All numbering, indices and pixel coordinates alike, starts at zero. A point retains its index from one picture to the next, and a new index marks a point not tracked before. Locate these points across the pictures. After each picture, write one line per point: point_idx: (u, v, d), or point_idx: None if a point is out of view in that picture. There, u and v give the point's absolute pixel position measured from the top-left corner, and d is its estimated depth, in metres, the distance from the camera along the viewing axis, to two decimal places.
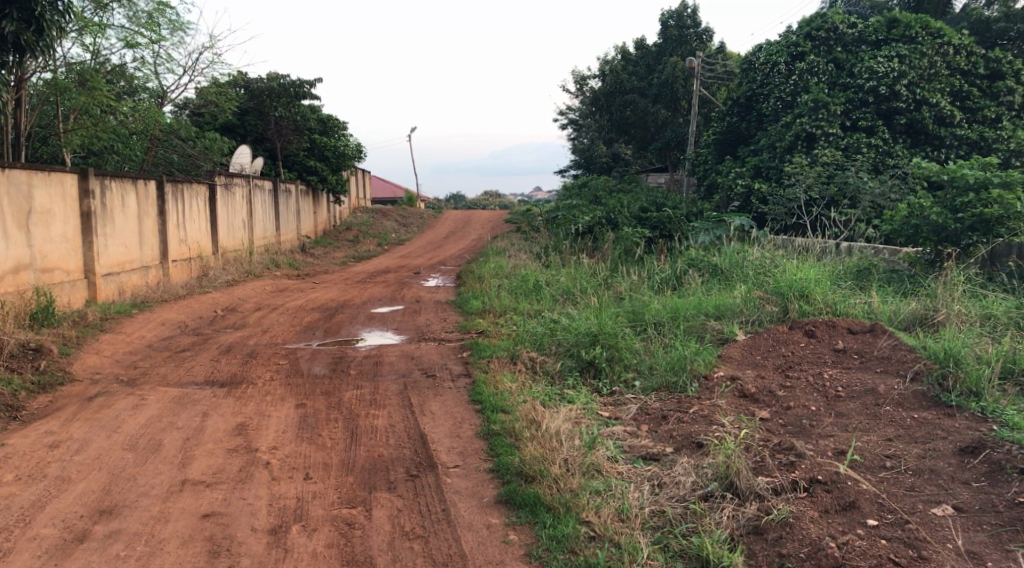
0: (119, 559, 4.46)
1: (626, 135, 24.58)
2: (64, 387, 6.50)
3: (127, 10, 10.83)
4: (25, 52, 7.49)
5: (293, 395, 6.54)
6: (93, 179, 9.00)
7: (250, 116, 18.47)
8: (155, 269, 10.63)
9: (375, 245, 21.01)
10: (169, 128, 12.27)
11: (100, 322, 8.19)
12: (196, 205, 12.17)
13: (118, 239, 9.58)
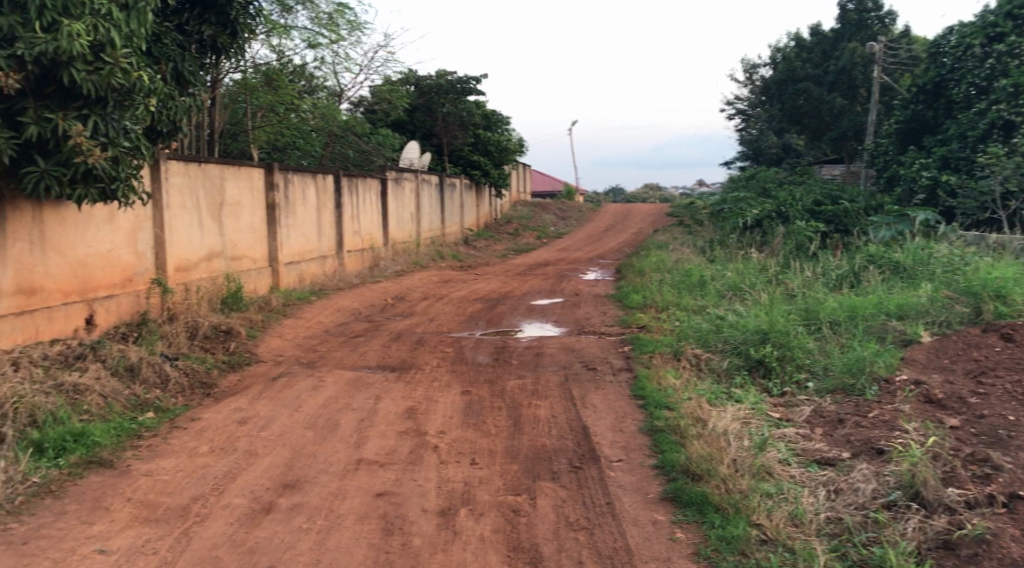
0: (302, 531, 4.73)
1: (799, 125, 23.48)
2: (251, 366, 6.98)
3: (310, 13, 11.55)
4: (221, 54, 7.96)
5: (459, 382, 6.72)
6: (277, 173, 9.60)
7: (419, 113, 19.21)
8: (332, 259, 11.25)
9: (534, 237, 21.48)
10: (345, 126, 13.14)
11: (282, 307, 8.74)
12: (369, 199, 12.74)
13: (298, 230, 10.18)
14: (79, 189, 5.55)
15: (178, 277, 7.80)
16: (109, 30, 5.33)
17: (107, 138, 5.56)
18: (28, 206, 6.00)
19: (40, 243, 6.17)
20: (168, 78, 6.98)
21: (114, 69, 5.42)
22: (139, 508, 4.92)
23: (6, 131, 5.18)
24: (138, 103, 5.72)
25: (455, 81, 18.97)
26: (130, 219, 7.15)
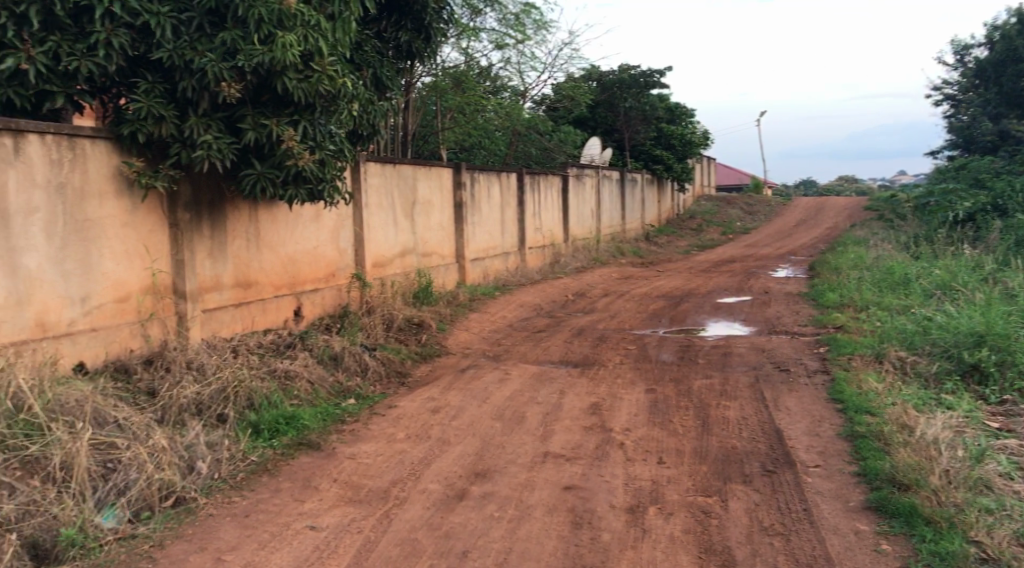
0: (494, 519, 4.87)
1: (1022, 109, 19.99)
2: (441, 358, 7.40)
3: (497, 15, 12.51)
4: (415, 59, 8.28)
5: (644, 380, 6.70)
6: (464, 173, 10.14)
7: (601, 109, 20.04)
8: (514, 255, 11.77)
9: (719, 234, 21.63)
10: (528, 124, 14.19)
11: (468, 303, 9.18)
12: (551, 196, 13.12)
13: (483, 228, 10.71)
14: (290, 190, 5.97)
15: (374, 272, 8.52)
16: (317, 40, 5.69)
17: (314, 142, 5.94)
18: (246, 207, 6.95)
19: (256, 241, 7.08)
20: (370, 83, 7.39)
21: (321, 77, 5.76)
22: (345, 489, 5.27)
23: (228, 137, 5.73)
24: (342, 108, 6.07)
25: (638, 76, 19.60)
26: (333, 219, 7.95)
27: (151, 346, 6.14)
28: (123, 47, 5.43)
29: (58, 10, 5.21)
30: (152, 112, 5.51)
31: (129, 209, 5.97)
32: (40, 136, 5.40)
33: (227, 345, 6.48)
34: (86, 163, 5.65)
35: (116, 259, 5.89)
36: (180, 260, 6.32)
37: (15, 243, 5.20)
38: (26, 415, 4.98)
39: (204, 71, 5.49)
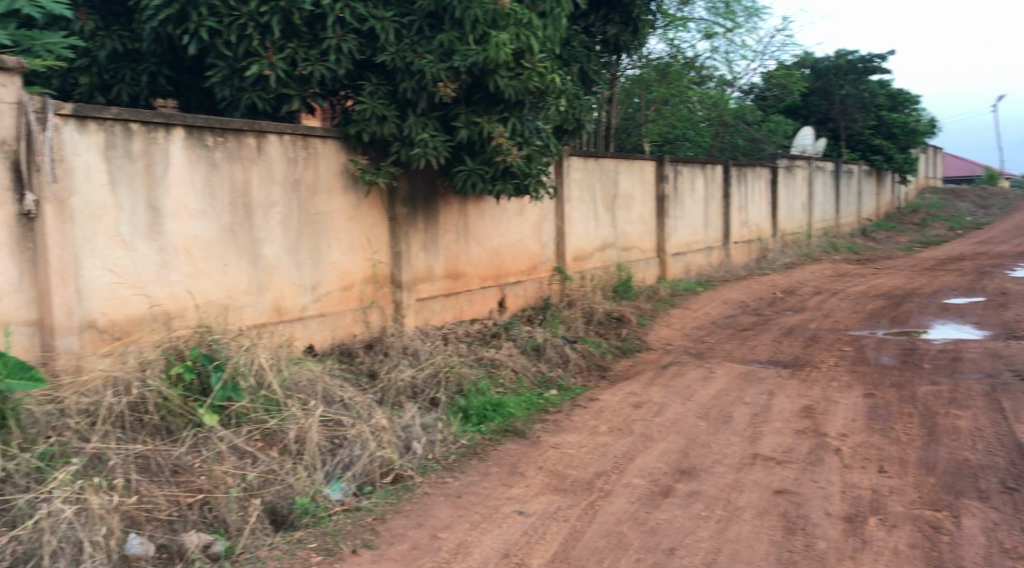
0: (701, 518, 4.78)
1: None
2: (643, 353, 7.55)
3: (707, 5, 13.46)
4: (620, 52, 8.28)
5: (861, 384, 6.41)
6: (667, 166, 10.79)
7: (815, 97, 21.41)
8: (719, 250, 12.52)
9: (945, 229, 21.16)
10: (736, 114, 15.66)
11: (669, 298, 9.74)
12: (759, 187, 13.82)
13: (687, 222, 11.42)
14: (499, 184, 6.19)
15: (574, 266, 9.22)
16: (529, 38, 5.78)
17: (522, 137, 6.12)
18: (456, 203, 7.65)
19: (465, 233, 7.79)
20: (576, 77, 7.65)
21: (532, 74, 5.87)
22: (550, 477, 5.40)
23: (442, 134, 6.02)
24: (550, 104, 6.20)
25: (856, 63, 20.87)
26: (536, 213, 8.59)
27: (370, 331, 6.99)
28: (351, 51, 5.81)
29: (295, 19, 5.62)
30: (376, 112, 5.87)
31: (354, 203, 6.85)
32: (281, 138, 6.35)
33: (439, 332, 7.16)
34: (318, 161, 6.56)
35: (342, 250, 6.77)
36: (397, 252, 7.13)
37: (257, 234, 6.19)
38: (266, 391, 5.65)
39: (423, 72, 5.77)
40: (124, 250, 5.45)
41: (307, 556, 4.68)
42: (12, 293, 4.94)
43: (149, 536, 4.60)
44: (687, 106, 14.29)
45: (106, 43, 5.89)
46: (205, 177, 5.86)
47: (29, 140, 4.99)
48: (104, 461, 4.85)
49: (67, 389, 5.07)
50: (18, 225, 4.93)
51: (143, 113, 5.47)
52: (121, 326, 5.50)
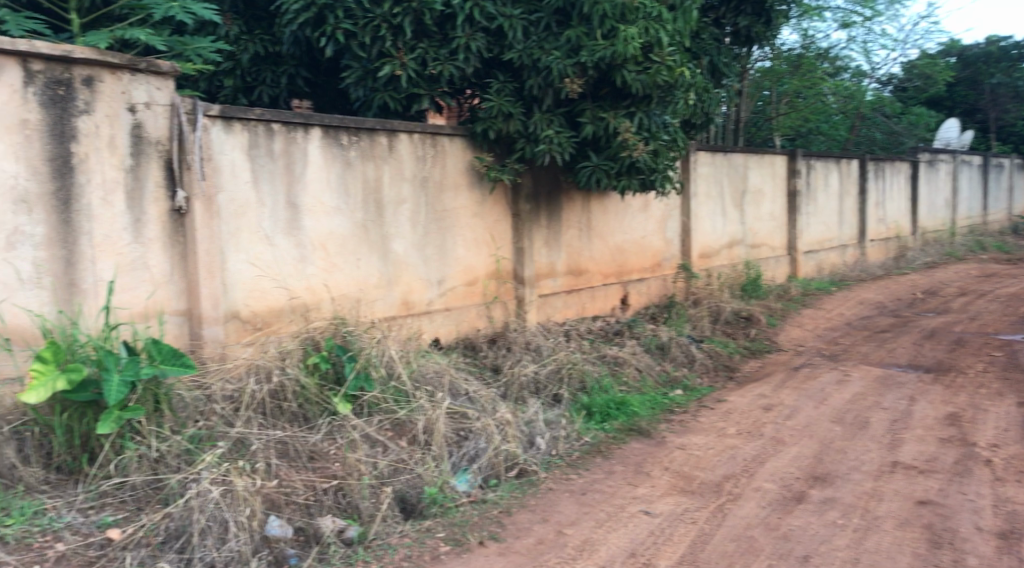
0: (838, 526, 4.59)
1: None
2: (772, 354, 7.51)
3: None
4: (751, 44, 8.08)
5: (1013, 392, 6.08)
6: (800, 160, 10.79)
7: (962, 86, 20.76)
8: (853, 248, 12.43)
9: None
10: (873, 107, 15.60)
11: (800, 297, 9.57)
12: (898, 183, 13.60)
13: (819, 218, 11.39)
14: (623, 179, 6.14)
15: (700, 263, 9.25)
16: (658, 31, 5.70)
17: (649, 132, 6.07)
18: (579, 199, 7.78)
19: (587, 230, 7.89)
20: (705, 71, 7.54)
21: (660, 68, 5.79)
22: (677, 478, 5.32)
23: (568, 130, 6.02)
24: (677, 98, 6.12)
25: (1009, 49, 20.18)
26: (660, 210, 8.63)
27: (494, 326, 7.19)
28: (480, 50, 5.90)
29: (427, 20, 5.74)
30: (502, 110, 5.92)
31: (479, 200, 7.02)
32: (410, 136, 6.54)
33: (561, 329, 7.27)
34: (446, 159, 6.73)
35: (467, 246, 6.97)
36: (520, 248, 7.32)
37: (388, 230, 6.44)
38: (396, 382, 5.84)
39: (550, 68, 5.78)
40: (266, 245, 5.82)
41: (436, 545, 4.78)
42: (166, 284, 5.47)
43: (288, 518, 4.79)
44: (822, 98, 14.47)
45: (249, 46, 6.23)
46: (340, 175, 6.16)
47: (181, 141, 5.45)
48: (247, 446, 5.11)
49: (213, 376, 5.39)
50: (170, 220, 5.46)
51: (283, 114, 5.80)
52: (263, 317, 5.88)
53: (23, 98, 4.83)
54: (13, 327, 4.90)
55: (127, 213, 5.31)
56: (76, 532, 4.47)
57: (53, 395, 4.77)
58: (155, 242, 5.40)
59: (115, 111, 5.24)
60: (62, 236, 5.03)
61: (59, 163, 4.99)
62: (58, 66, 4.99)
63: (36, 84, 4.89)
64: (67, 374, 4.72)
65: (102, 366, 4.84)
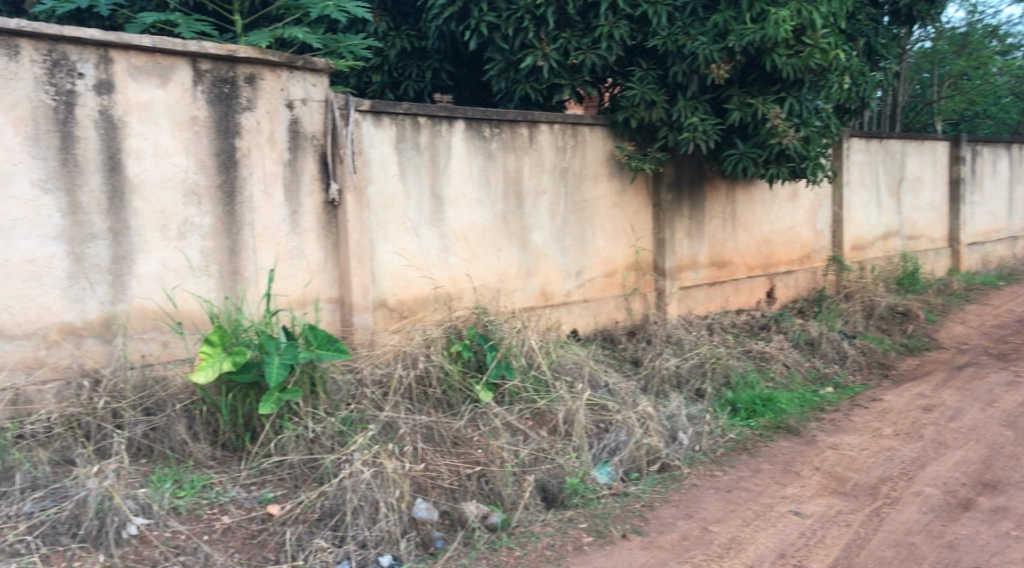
0: (1012, 538, 4.29)
1: None
2: (932, 352, 7.29)
3: None
4: (912, 23, 7.69)
5: None
6: (965, 146, 10.39)
7: None
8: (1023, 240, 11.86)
9: None
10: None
11: (964, 291, 9.25)
12: None
13: (986, 208, 10.93)
14: (772, 168, 6.02)
15: (854, 254, 9.02)
16: (812, 13, 5.43)
17: (800, 118, 5.91)
18: (723, 190, 7.64)
19: (731, 220, 7.76)
20: (860, 53, 7.20)
21: (813, 51, 5.58)
22: (829, 479, 5.12)
23: (713, 118, 5.92)
24: (831, 82, 5.92)
25: None
26: (811, 199, 8.48)
27: (632, 318, 7.19)
28: (623, 37, 5.83)
29: (570, 9, 5.73)
30: (645, 98, 5.87)
31: (619, 190, 7.03)
32: (551, 127, 6.63)
33: (703, 322, 7.21)
34: (587, 148, 6.79)
35: (606, 237, 7.00)
36: (661, 238, 7.24)
37: (527, 221, 6.55)
38: (535, 371, 5.90)
39: (695, 54, 5.67)
40: (411, 235, 6.03)
41: (579, 535, 4.78)
42: (320, 273, 5.77)
43: (433, 501, 4.90)
44: (990, 80, 13.80)
45: (397, 42, 6.52)
46: (482, 167, 6.29)
47: (335, 135, 5.70)
48: (395, 430, 5.24)
49: (363, 361, 5.61)
50: (324, 212, 5.74)
51: (428, 108, 5.97)
52: (408, 305, 6.09)
53: (192, 97, 5.22)
54: (184, 311, 5.32)
55: (286, 205, 5.61)
56: (240, 506, 4.71)
57: (219, 375, 5.05)
58: (310, 233, 5.70)
59: (275, 107, 5.52)
60: (227, 226, 5.41)
61: (224, 158, 5.35)
62: (224, 65, 5.32)
63: (204, 83, 5.24)
64: (232, 356, 4.99)
65: (263, 350, 5.11)
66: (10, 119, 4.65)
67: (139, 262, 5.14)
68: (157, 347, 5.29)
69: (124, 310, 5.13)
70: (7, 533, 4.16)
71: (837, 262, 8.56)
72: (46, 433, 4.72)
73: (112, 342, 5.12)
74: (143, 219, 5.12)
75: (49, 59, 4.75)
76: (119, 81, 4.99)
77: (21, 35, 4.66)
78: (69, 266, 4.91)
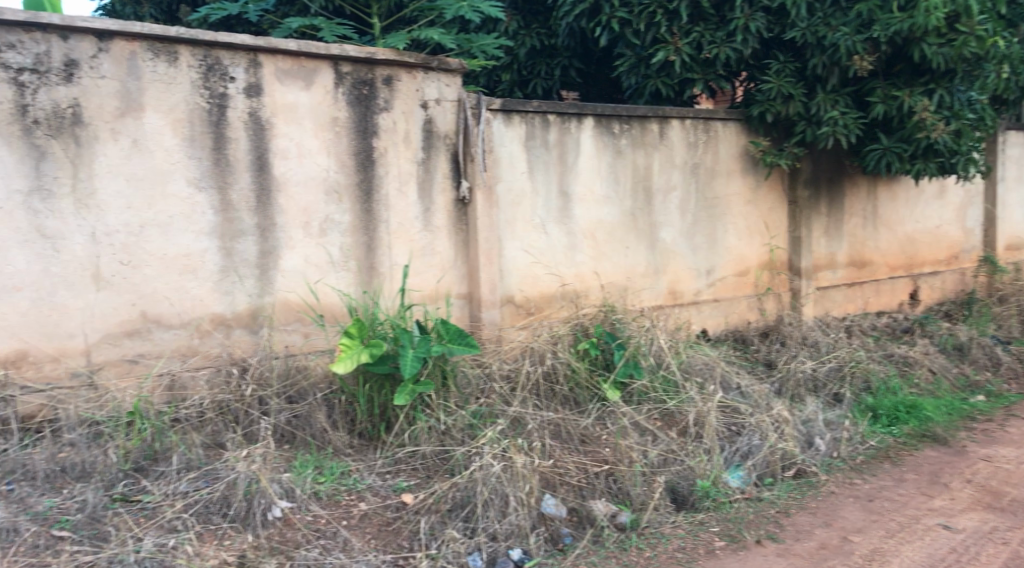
0: None
1: None
2: None
3: None
4: None
5: None
6: None
7: None
8: None
9: None
10: None
11: None
12: None
13: None
14: (919, 163, 5.92)
15: (1007, 255, 8.73)
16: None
17: (952, 110, 5.72)
18: (864, 186, 7.43)
19: (873, 218, 7.57)
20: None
21: (968, 39, 5.36)
22: (982, 493, 4.86)
23: (855, 111, 5.89)
24: (987, 72, 5.70)
25: None
26: (960, 196, 8.18)
27: (766, 319, 7.08)
28: (759, 30, 5.81)
29: (704, 3, 5.78)
30: (782, 92, 5.92)
31: (753, 187, 6.90)
32: (682, 122, 6.55)
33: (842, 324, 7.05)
34: (719, 144, 6.68)
35: (739, 235, 6.89)
36: (797, 237, 7.12)
37: (656, 218, 6.51)
38: (664, 371, 5.83)
39: (836, 46, 5.59)
40: (540, 233, 6.09)
41: (711, 539, 4.68)
42: (450, 269, 5.88)
43: (561, 498, 4.87)
44: None
45: (527, 40, 6.61)
46: (611, 163, 6.28)
47: (466, 134, 5.79)
48: (523, 425, 5.29)
49: (491, 357, 5.67)
50: (455, 209, 5.85)
51: (558, 106, 5.98)
52: (535, 302, 6.16)
53: (334, 99, 5.41)
54: (326, 304, 5.55)
55: (418, 203, 5.75)
56: (376, 494, 4.83)
57: (356, 366, 5.19)
58: (442, 230, 5.82)
59: (410, 108, 5.66)
60: (364, 223, 5.59)
61: (362, 157, 5.53)
62: (364, 67, 5.49)
63: (345, 85, 5.43)
64: (369, 349, 5.12)
65: (399, 343, 5.22)
66: (170, 121, 4.95)
67: (283, 257, 5.38)
68: (300, 338, 5.52)
69: (270, 303, 5.38)
70: (165, 510, 4.34)
71: (988, 262, 8.27)
72: (199, 418, 4.94)
73: (258, 332, 5.38)
74: (288, 216, 5.36)
75: (204, 64, 5.02)
76: (268, 84, 5.23)
77: (180, 42, 4.95)
78: (220, 260, 5.19)
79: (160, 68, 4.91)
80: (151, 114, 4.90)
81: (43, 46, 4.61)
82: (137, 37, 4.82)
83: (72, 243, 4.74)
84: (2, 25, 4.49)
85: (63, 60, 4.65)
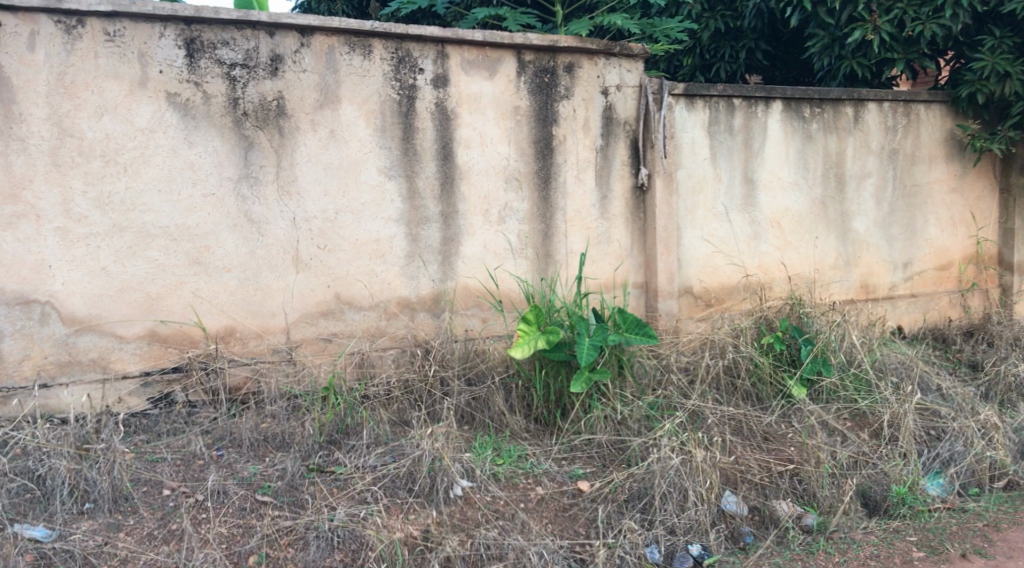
0: None
1: None
2: None
3: None
4: None
5: None
6: None
7: None
8: None
9: None
10: None
11: None
12: None
13: None
14: None
15: None
16: None
17: None
18: None
19: None
20: None
21: None
22: None
23: None
24: None
25: None
26: None
27: (970, 317, 6.63)
28: (973, 4, 5.51)
29: None
30: (997, 69, 5.74)
31: (959, 173, 6.52)
32: (880, 105, 6.25)
33: None
34: (921, 128, 6.35)
35: (941, 226, 6.54)
36: (1009, 229, 6.63)
37: (848, 207, 6.22)
38: (855, 369, 5.56)
39: None
40: (722, 221, 5.93)
41: (909, 549, 4.41)
42: (626, 258, 5.82)
43: (743, 497, 4.71)
44: None
45: (710, 23, 6.52)
46: (800, 149, 6.05)
47: (647, 121, 5.70)
48: (702, 419, 5.11)
49: (668, 348, 5.57)
50: (633, 196, 5.79)
51: (746, 89, 5.79)
52: (714, 293, 6.00)
53: (516, 88, 5.47)
54: (504, 290, 5.64)
55: (596, 190, 5.72)
56: (553, 479, 4.77)
57: (534, 352, 5.14)
58: (618, 218, 5.77)
59: (590, 94, 5.63)
60: (542, 211, 5.63)
61: (542, 145, 5.56)
62: (546, 56, 5.51)
63: (527, 73, 5.48)
64: (546, 334, 5.05)
65: (575, 330, 5.14)
66: (364, 112, 5.17)
67: (465, 244, 5.51)
68: (478, 323, 5.63)
69: (451, 288, 5.54)
70: (356, 482, 4.45)
71: None
72: (386, 395, 5.10)
73: (440, 316, 5.54)
74: (469, 204, 5.48)
75: (396, 57, 5.20)
76: (453, 75, 5.34)
77: (375, 36, 5.14)
78: (407, 246, 5.38)
79: (356, 61, 5.12)
80: (347, 106, 5.13)
81: (254, 43, 4.91)
82: (335, 32, 5.05)
83: (276, 228, 5.05)
84: (217, 22, 4.80)
85: (270, 55, 4.94)
